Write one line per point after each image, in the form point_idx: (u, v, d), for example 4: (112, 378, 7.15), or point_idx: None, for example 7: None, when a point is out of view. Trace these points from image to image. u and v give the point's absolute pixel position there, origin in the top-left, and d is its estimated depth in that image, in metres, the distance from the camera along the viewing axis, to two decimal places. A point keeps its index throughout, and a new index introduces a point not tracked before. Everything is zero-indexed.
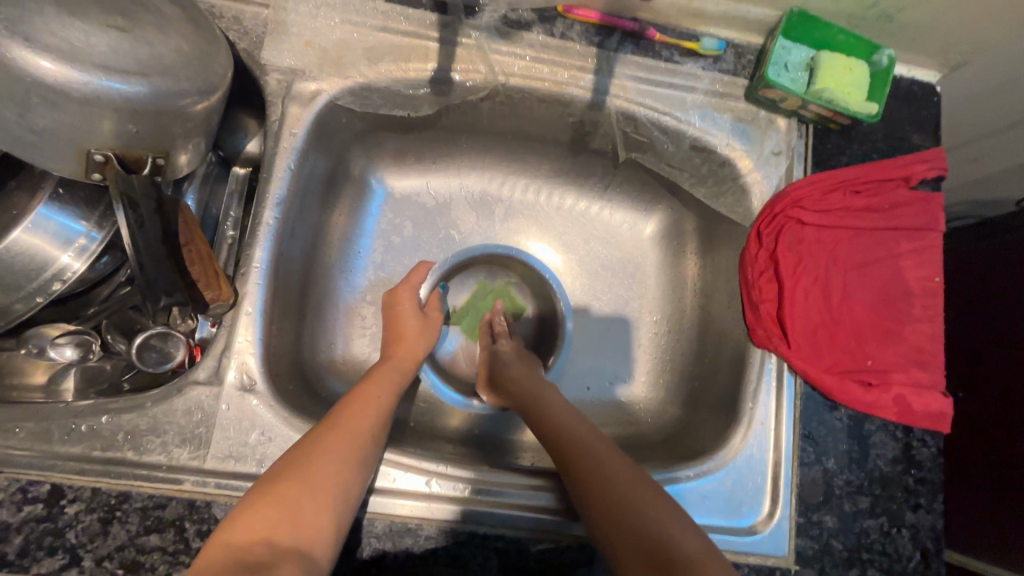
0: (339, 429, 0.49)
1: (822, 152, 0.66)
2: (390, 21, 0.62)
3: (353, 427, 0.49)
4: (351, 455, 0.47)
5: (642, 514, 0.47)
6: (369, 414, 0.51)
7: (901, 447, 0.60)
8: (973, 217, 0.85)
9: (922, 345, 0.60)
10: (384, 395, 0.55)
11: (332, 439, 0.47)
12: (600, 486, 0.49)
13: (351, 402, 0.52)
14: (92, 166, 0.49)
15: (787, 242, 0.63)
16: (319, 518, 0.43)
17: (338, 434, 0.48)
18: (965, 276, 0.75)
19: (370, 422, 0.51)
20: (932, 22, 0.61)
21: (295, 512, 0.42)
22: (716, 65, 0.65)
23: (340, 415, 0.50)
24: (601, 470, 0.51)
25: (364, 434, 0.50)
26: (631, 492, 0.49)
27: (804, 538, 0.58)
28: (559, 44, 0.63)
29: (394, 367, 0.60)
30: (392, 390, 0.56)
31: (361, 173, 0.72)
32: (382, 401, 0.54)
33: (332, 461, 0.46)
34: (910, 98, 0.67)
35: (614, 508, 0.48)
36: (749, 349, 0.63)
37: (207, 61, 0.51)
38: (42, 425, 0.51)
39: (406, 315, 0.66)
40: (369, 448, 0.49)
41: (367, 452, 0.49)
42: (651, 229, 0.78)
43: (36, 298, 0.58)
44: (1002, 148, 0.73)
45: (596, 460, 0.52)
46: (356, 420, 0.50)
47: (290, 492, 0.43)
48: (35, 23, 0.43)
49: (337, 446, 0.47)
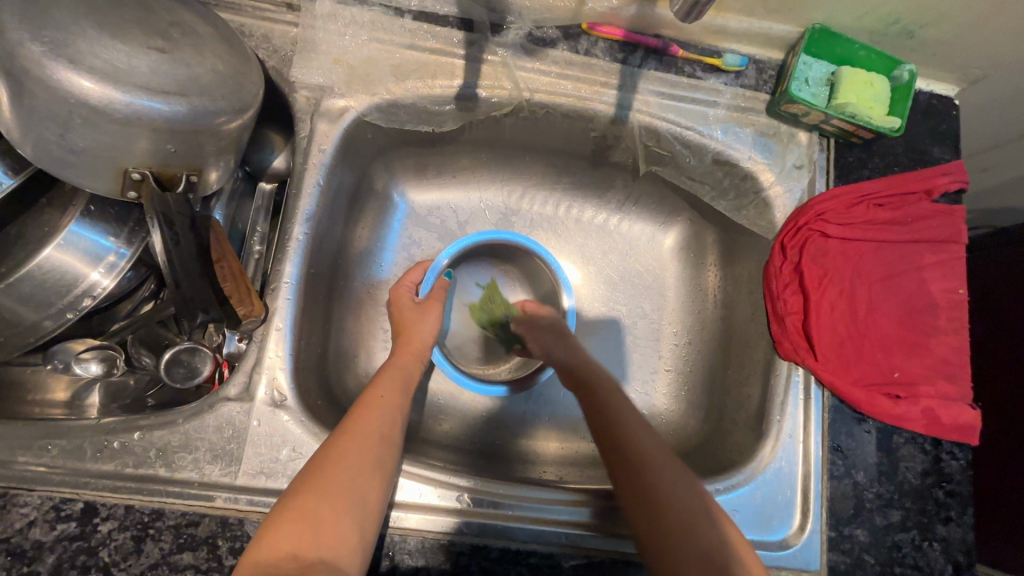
0: (351, 431, 0.48)
1: (844, 166, 0.66)
2: (417, 39, 0.63)
3: (363, 430, 0.48)
4: (365, 462, 0.45)
5: (697, 533, 0.46)
6: (376, 415, 0.49)
7: (929, 460, 0.60)
8: (989, 227, 0.86)
9: (948, 357, 0.60)
10: (390, 393, 0.52)
11: (345, 442, 0.46)
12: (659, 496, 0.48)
13: (358, 405, 0.50)
14: (129, 184, 0.50)
15: (811, 254, 0.64)
16: (337, 530, 0.41)
17: (348, 436, 0.47)
18: (983, 286, 0.76)
19: (380, 423, 0.49)
20: (953, 38, 0.61)
21: (315, 525, 0.41)
22: (738, 81, 0.66)
23: (353, 415, 0.49)
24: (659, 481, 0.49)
25: (378, 435, 0.48)
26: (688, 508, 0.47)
27: (835, 552, 0.57)
28: (583, 61, 0.64)
29: (403, 364, 0.58)
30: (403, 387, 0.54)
31: (384, 187, 0.73)
32: (389, 399, 0.52)
33: (347, 470, 0.44)
34: (929, 112, 0.68)
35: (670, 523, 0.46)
36: (775, 362, 0.63)
37: (242, 80, 0.52)
38: (74, 442, 0.51)
39: (404, 307, 0.65)
40: (385, 451, 0.48)
41: (382, 454, 0.47)
42: (670, 240, 0.78)
43: (66, 315, 0.58)
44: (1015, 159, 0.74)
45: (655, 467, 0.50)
46: (370, 420, 0.49)
47: (309, 507, 0.42)
48: (80, 46, 0.44)
49: (350, 453, 0.46)
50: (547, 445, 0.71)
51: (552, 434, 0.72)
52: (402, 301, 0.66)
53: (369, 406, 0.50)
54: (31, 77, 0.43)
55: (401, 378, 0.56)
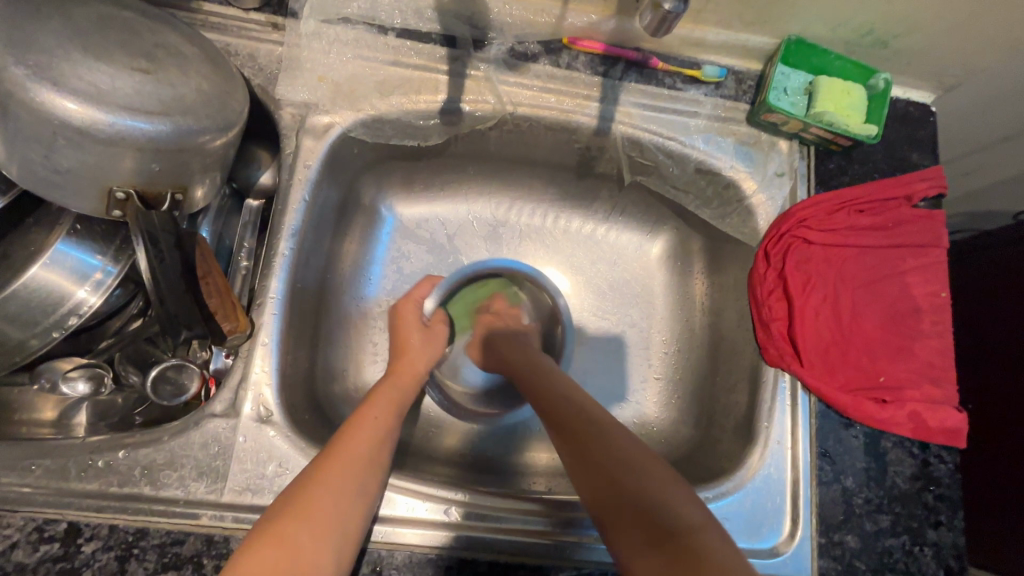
0: (336, 453, 0.48)
1: (825, 173, 0.67)
2: (401, 56, 0.64)
3: (352, 453, 0.48)
4: (349, 488, 0.46)
5: (639, 479, 0.46)
6: (365, 436, 0.50)
7: (918, 463, 0.60)
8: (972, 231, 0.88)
9: (933, 361, 0.61)
10: (383, 414, 0.53)
11: (330, 465, 0.46)
12: (592, 444, 0.50)
13: (349, 427, 0.51)
14: (114, 203, 0.50)
15: (794, 260, 0.64)
16: (310, 556, 0.41)
17: (331, 460, 0.47)
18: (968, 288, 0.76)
19: (371, 445, 0.50)
20: (926, 47, 0.63)
21: (292, 552, 0.40)
22: (718, 91, 0.67)
23: (340, 438, 0.49)
24: (607, 434, 0.50)
25: (365, 459, 0.48)
26: (634, 459, 0.48)
27: (826, 559, 0.57)
28: (565, 75, 0.65)
29: (394, 385, 0.58)
30: (394, 411, 0.55)
31: (372, 202, 0.74)
32: (381, 421, 0.52)
33: (329, 494, 0.44)
34: (907, 119, 0.69)
35: (616, 474, 0.46)
36: (762, 368, 0.64)
37: (226, 99, 0.53)
38: (58, 462, 0.51)
39: (409, 330, 0.66)
40: (371, 473, 0.48)
41: (369, 478, 0.48)
42: (657, 249, 0.79)
43: (53, 332, 0.58)
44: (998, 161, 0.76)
45: (593, 421, 0.52)
46: (355, 442, 0.49)
47: (288, 530, 0.41)
48: (65, 68, 0.44)
49: (334, 476, 0.46)
50: (537, 456, 0.70)
51: (541, 445, 0.71)
52: (407, 324, 0.67)
53: (360, 427, 0.51)
54: (15, 99, 0.43)
55: (395, 399, 0.57)
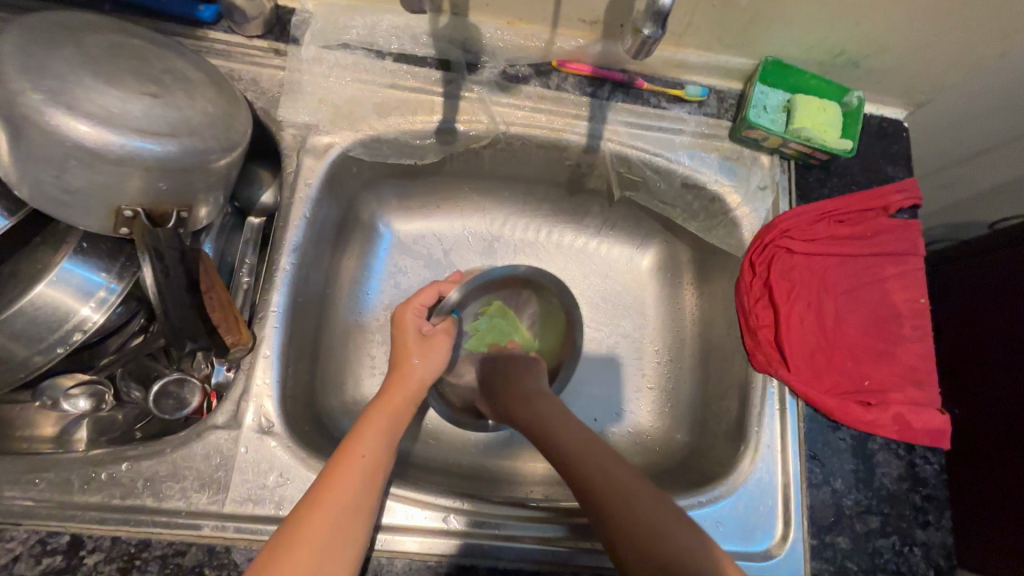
0: (316, 504, 0.46)
1: (805, 185, 0.70)
2: (398, 79, 0.67)
3: (336, 503, 0.47)
4: (335, 540, 0.45)
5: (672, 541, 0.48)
6: (351, 484, 0.48)
7: (905, 464, 0.61)
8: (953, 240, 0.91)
9: (914, 365, 0.63)
10: (372, 455, 0.51)
11: (313, 520, 0.45)
12: (620, 507, 0.50)
13: (332, 470, 0.49)
14: (121, 221, 0.51)
15: (779, 270, 0.66)
16: None
17: (316, 513, 0.46)
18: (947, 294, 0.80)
19: (357, 489, 0.48)
20: (895, 67, 0.66)
21: None
22: (701, 110, 0.70)
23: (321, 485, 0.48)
24: (632, 498, 0.51)
25: (350, 505, 0.47)
26: (657, 519, 0.49)
27: (819, 560, 0.58)
28: (555, 95, 0.68)
29: (386, 412, 0.56)
30: (383, 442, 0.53)
31: (369, 218, 0.76)
32: (368, 459, 0.51)
33: (315, 550, 0.44)
34: (881, 134, 0.73)
35: (642, 538, 0.48)
36: (751, 374, 0.65)
37: (230, 122, 0.55)
38: (61, 475, 0.52)
39: (408, 339, 0.64)
40: (360, 519, 0.47)
41: (355, 527, 0.47)
42: (647, 262, 0.82)
43: (56, 349, 0.59)
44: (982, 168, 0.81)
45: (613, 483, 0.52)
46: (339, 489, 0.48)
47: None
48: (78, 93, 0.46)
49: (317, 534, 0.45)
50: (532, 466, 0.71)
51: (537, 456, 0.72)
52: (406, 332, 0.65)
53: (343, 476, 0.49)
54: (30, 122, 0.45)
55: (386, 434, 0.54)
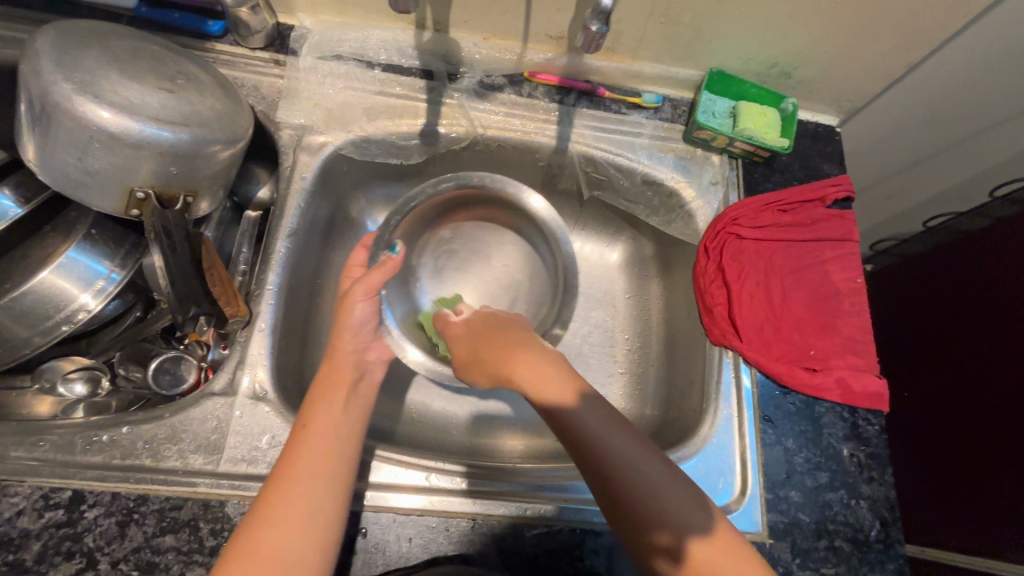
0: (279, 481, 0.48)
1: (751, 181, 0.78)
2: (386, 87, 0.75)
3: (295, 479, 0.48)
4: (301, 514, 0.46)
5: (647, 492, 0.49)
6: (301, 456, 0.49)
7: (849, 426, 0.67)
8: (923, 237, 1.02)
9: (854, 335, 0.70)
10: (315, 423, 0.52)
11: (275, 496, 0.47)
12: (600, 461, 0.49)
13: (290, 450, 0.50)
14: (132, 202, 0.57)
15: (730, 253, 0.74)
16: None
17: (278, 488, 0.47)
18: (954, 290, 0.92)
19: (315, 466, 0.49)
20: (822, 78, 0.76)
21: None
22: (657, 115, 0.79)
23: (280, 466, 0.49)
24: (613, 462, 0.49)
25: (312, 479, 0.48)
26: (638, 473, 0.49)
27: (774, 513, 0.63)
28: (527, 102, 0.76)
29: (336, 392, 0.56)
30: (338, 421, 0.53)
31: (359, 215, 0.82)
32: (323, 434, 0.51)
33: (283, 524, 0.45)
34: (816, 137, 0.82)
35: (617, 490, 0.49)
36: (709, 348, 0.72)
37: (234, 117, 0.61)
38: (66, 437, 0.55)
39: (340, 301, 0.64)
40: (321, 483, 0.48)
41: (320, 499, 0.47)
42: (616, 256, 0.89)
43: (62, 327, 0.63)
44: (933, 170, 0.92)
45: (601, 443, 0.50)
46: (296, 466, 0.49)
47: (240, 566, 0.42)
48: (103, 85, 0.53)
49: (279, 508, 0.46)
50: (510, 443, 0.75)
51: (515, 434, 0.76)
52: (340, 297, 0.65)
53: (294, 451, 0.50)
54: (61, 109, 0.51)
55: (326, 401, 0.55)
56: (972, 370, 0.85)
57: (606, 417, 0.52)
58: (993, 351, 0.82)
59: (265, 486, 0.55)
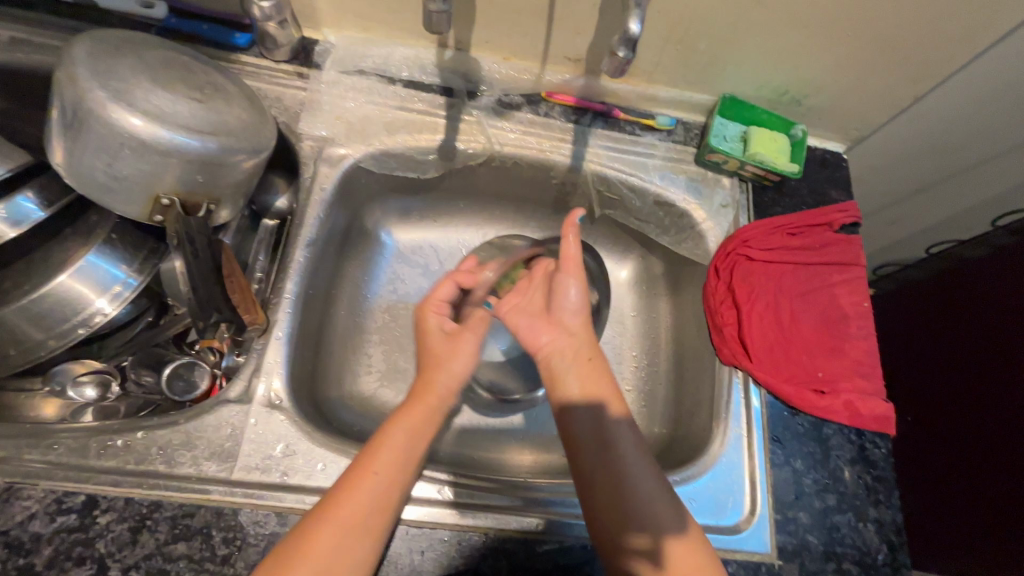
0: (333, 506, 0.48)
1: (761, 204, 0.80)
2: (406, 102, 0.76)
3: (351, 508, 0.48)
4: (345, 551, 0.46)
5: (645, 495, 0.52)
6: (361, 503, 0.48)
7: (856, 448, 0.68)
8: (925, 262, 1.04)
9: (861, 358, 0.71)
10: (385, 468, 0.51)
11: (327, 524, 0.47)
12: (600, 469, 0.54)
13: (354, 474, 0.50)
14: (158, 209, 0.58)
15: (740, 274, 0.75)
16: None
17: (330, 516, 0.47)
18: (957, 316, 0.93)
19: (370, 501, 0.49)
20: (831, 106, 0.78)
21: None
22: (669, 137, 0.81)
23: (340, 489, 0.49)
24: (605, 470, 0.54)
25: (367, 512, 0.48)
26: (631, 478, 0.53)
27: (783, 533, 0.63)
28: (543, 121, 0.78)
29: (415, 418, 0.56)
30: (408, 454, 0.53)
31: (374, 227, 0.83)
32: (387, 465, 0.51)
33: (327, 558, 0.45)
34: (823, 163, 0.84)
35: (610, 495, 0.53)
36: (719, 368, 0.72)
37: (260, 128, 0.62)
38: (81, 442, 0.55)
39: (433, 336, 0.66)
40: (369, 535, 0.48)
41: (366, 536, 0.48)
42: (626, 274, 0.90)
43: (78, 330, 0.63)
44: (937, 198, 0.94)
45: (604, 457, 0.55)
46: (353, 494, 0.49)
47: None
48: (135, 94, 0.54)
49: (325, 553, 0.45)
50: (518, 459, 0.75)
51: (523, 449, 0.76)
52: (428, 330, 0.67)
53: (356, 488, 0.49)
54: (95, 116, 0.52)
55: (405, 444, 0.53)
56: (976, 396, 0.86)
57: (630, 425, 0.57)
58: (996, 376, 0.83)
59: (277, 494, 0.55)
